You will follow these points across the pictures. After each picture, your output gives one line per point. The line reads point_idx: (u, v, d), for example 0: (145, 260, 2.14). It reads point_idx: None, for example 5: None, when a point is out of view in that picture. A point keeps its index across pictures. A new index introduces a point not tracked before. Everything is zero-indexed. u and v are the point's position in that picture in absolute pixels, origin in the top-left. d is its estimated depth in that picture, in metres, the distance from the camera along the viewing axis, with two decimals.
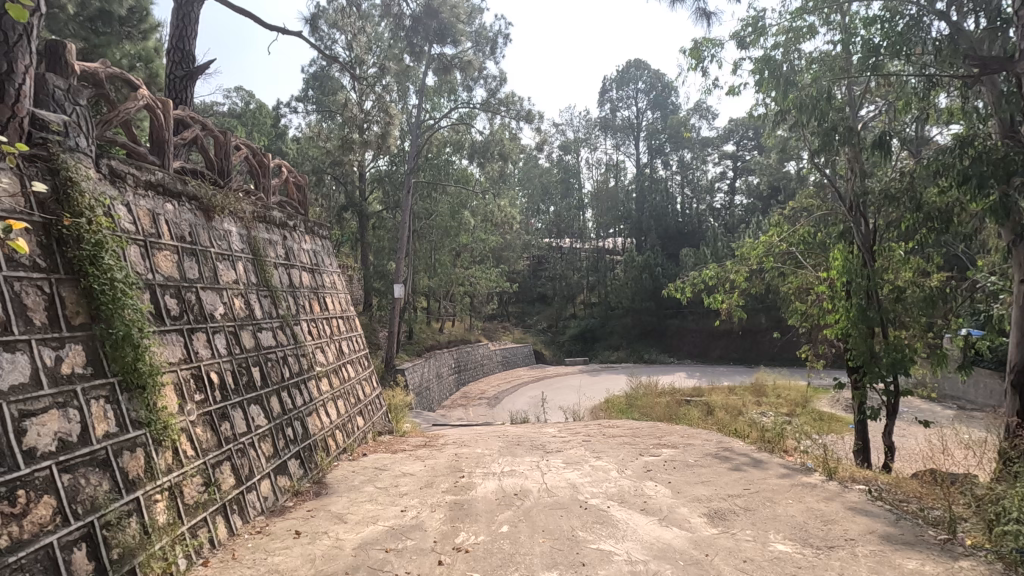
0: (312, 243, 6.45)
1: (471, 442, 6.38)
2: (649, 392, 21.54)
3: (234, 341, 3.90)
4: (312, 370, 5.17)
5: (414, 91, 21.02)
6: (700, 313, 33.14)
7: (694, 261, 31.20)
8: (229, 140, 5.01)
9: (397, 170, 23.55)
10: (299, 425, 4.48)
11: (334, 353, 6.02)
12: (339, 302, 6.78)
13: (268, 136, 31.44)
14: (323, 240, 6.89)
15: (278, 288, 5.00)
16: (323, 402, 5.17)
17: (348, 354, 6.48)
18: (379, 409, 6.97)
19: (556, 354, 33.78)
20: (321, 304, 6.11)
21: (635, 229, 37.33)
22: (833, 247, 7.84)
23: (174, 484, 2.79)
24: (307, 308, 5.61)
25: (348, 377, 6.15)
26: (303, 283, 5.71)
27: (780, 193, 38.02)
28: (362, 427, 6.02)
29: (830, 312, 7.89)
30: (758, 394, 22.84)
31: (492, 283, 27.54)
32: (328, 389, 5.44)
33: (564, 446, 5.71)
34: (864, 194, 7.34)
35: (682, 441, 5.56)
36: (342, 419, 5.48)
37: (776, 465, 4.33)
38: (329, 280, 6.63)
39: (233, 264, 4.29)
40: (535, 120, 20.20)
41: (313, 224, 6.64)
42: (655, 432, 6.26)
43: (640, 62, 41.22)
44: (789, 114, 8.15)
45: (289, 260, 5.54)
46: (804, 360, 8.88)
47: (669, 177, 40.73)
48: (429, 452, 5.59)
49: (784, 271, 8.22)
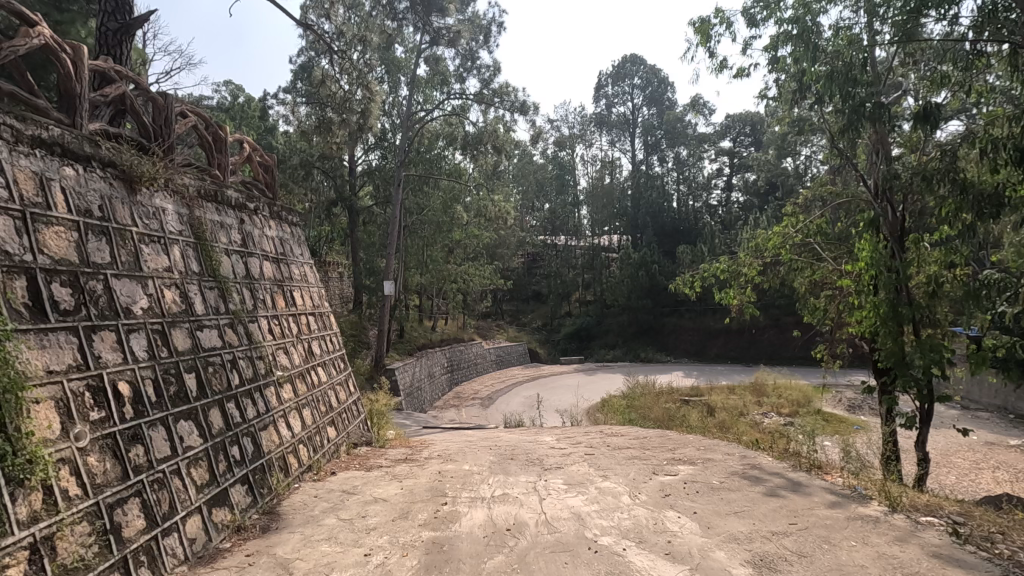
0: (279, 230, 5.70)
1: (458, 455, 5.64)
2: (647, 392, 20.94)
3: (159, 342, 3.16)
4: (270, 375, 4.43)
5: (405, 82, 20.29)
6: (697, 311, 32.56)
7: (692, 258, 30.65)
8: (171, 105, 4.25)
9: (388, 165, 22.80)
10: (249, 442, 3.74)
11: (302, 354, 5.28)
12: (311, 298, 6.05)
13: (257, 131, 30.51)
14: (292, 227, 6.12)
15: (228, 279, 4.25)
16: (284, 412, 4.43)
17: (320, 356, 5.75)
18: (357, 418, 6.21)
19: (550, 353, 33.05)
20: (287, 299, 5.35)
21: (631, 226, 36.81)
22: (857, 237, 7.19)
23: (40, 537, 2.06)
24: (267, 303, 4.85)
25: (319, 382, 5.43)
26: (264, 274, 4.99)
27: (778, 189, 37.51)
28: (334, 439, 5.29)
29: (853, 309, 7.24)
30: (758, 394, 22.27)
31: (485, 280, 26.81)
32: (292, 397, 4.69)
33: (565, 461, 4.98)
34: (894, 177, 6.68)
35: (701, 455, 4.84)
36: (308, 431, 4.74)
37: (821, 491, 3.60)
38: (298, 271, 5.89)
39: (165, 247, 3.54)
40: (530, 111, 19.48)
41: (280, 210, 5.87)
42: (666, 443, 5.54)
43: (635, 58, 40.78)
44: (808, 91, 7.47)
45: (247, 248, 4.79)
46: (820, 362, 8.24)
47: (666, 173, 40.14)
48: (408, 470, 4.84)
49: (802, 264, 7.59)
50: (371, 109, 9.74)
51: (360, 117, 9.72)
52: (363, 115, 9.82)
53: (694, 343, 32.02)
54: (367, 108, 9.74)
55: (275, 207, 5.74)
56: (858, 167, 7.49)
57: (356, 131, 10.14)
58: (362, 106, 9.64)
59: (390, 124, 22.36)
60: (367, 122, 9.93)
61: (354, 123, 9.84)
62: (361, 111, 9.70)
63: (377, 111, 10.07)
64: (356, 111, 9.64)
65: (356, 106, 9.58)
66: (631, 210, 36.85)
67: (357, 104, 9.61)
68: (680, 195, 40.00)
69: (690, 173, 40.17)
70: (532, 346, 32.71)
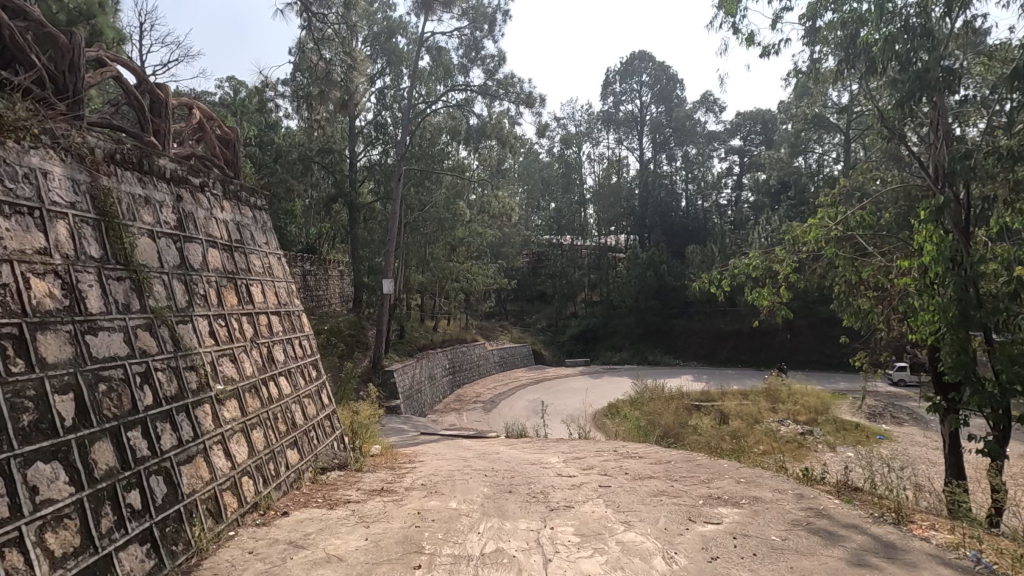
0: (235, 213, 4.77)
1: (447, 483, 4.70)
2: (656, 397, 20.03)
3: (16, 352, 2.27)
4: (208, 390, 3.53)
5: (407, 75, 19.42)
6: (707, 312, 31.58)
7: (701, 259, 29.86)
8: (78, 46, 3.35)
9: (389, 160, 21.93)
10: (160, 483, 2.83)
11: (258, 362, 4.36)
12: (276, 294, 5.15)
13: (257, 127, 29.75)
14: (253, 211, 5.20)
15: (148, 268, 3.33)
16: (223, 437, 3.51)
17: (285, 363, 4.86)
18: (329, 435, 5.29)
19: (555, 355, 32.13)
20: (240, 295, 4.43)
21: (637, 225, 36.49)
22: (912, 228, 6.23)
23: None
24: (209, 299, 3.93)
25: (279, 396, 4.52)
26: (210, 266, 4.09)
27: (791, 188, 36.42)
28: (295, 465, 4.37)
29: (908, 312, 6.28)
30: (772, 400, 21.29)
31: (488, 279, 25.91)
32: (239, 417, 3.79)
33: (576, 498, 4.02)
34: (961, 158, 5.73)
35: (745, 493, 3.88)
36: (258, 458, 3.82)
37: (928, 561, 2.67)
38: (260, 262, 5.00)
39: (41, 222, 2.63)
40: (536, 104, 18.54)
41: (238, 190, 4.95)
42: (699, 474, 4.56)
43: (644, 54, 39.73)
44: (855, 65, 6.56)
45: (185, 230, 3.89)
46: (859, 373, 7.29)
47: (674, 171, 39.12)
48: (381, 507, 3.89)
49: (848, 261, 6.60)
50: (354, 79, 7.93)
51: (344, 89, 7.92)
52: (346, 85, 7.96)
53: (704, 345, 31.05)
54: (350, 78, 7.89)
55: (236, 186, 4.86)
56: (914, 153, 6.58)
57: (340, 102, 8.42)
58: (343, 75, 7.77)
59: (390, 117, 21.50)
60: (352, 91, 8.14)
61: (336, 93, 8.02)
62: (343, 80, 7.82)
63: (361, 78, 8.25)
64: (338, 82, 7.79)
65: (339, 76, 7.74)
66: (640, 211, 36.24)
67: (338, 72, 7.72)
68: (689, 194, 38.99)
69: (699, 172, 39.13)
70: (537, 348, 31.78)
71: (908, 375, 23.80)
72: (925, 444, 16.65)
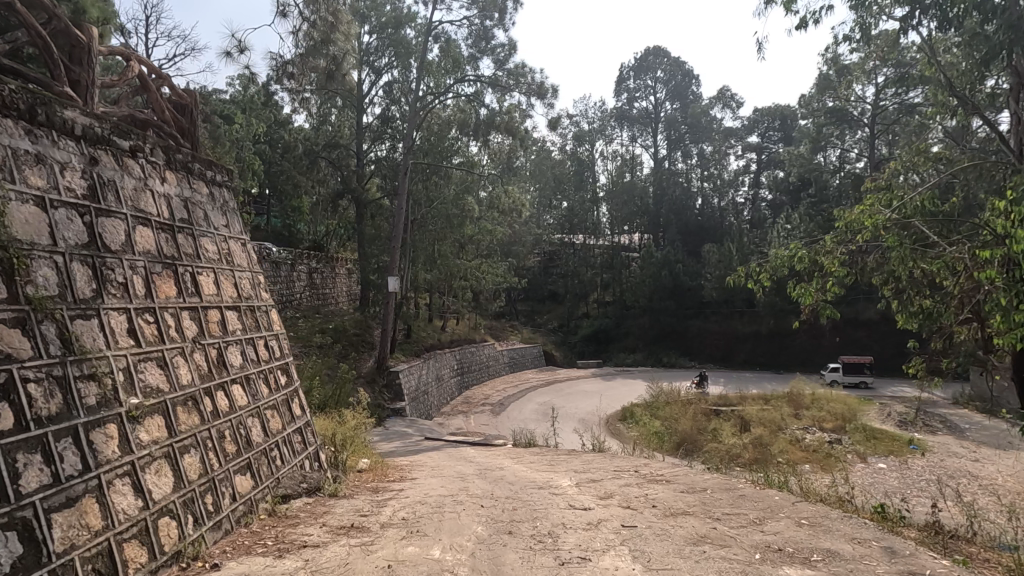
0: (182, 186, 3.96)
1: (435, 516, 3.84)
2: (674, 402, 19.17)
3: None
4: (117, 407, 2.71)
5: (414, 67, 18.59)
6: (723, 314, 30.56)
7: (718, 258, 29.02)
8: None
9: (396, 155, 21.14)
10: (10, 542, 2.01)
11: (200, 368, 3.53)
12: (235, 285, 4.34)
13: (267, 123, 29.17)
14: (211, 186, 4.39)
15: (28, 244, 2.50)
16: (134, 466, 2.69)
17: (242, 369, 4.04)
18: (298, 455, 4.45)
19: (566, 357, 31.18)
20: (180, 284, 3.60)
21: (651, 224, 36.31)
22: (995, 212, 5.23)
23: None
24: (131, 290, 3.11)
25: (229, 409, 3.69)
26: (136, 247, 3.27)
27: (812, 185, 35.22)
28: (247, 495, 3.56)
29: (986, 312, 5.29)
30: (796, 406, 20.24)
31: (496, 277, 25.16)
32: (164, 439, 2.96)
33: (592, 546, 3.13)
34: None
35: (814, 543, 3.01)
36: (187, 492, 2.99)
37: None
38: (214, 247, 4.18)
39: None
40: (548, 95, 17.62)
41: (189, 161, 4.14)
42: (745, 511, 3.67)
43: (659, 50, 38.60)
44: (924, 21, 5.65)
45: (100, 201, 3.07)
46: (916, 383, 6.32)
47: (688, 170, 37.98)
48: (342, 557, 3.04)
49: (911, 253, 5.63)
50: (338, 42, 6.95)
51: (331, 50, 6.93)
52: (329, 45, 6.98)
53: (720, 347, 30.03)
54: (333, 39, 6.88)
55: (184, 154, 4.05)
56: (990, 122, 5.71)
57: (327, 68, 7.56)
58: (326, 37, 6.77)
59: (398, 111, 20.67)
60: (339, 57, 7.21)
61: (321, 58, 7.13)
62: (325, 44, 6.81)
63: (346, 36, 7.23)
64: (323, 45, 6.81)
65: (321, 39, 6.73)
66: (653, 207, 36.26)
67: (320, 34, 6.69)
68: (705, 193, 37.96)
69: (714, 170, 38.14)
70: (548, 349, 30.86)
71: (839, 376, 23.60)
72: (963, 455, 15.52)
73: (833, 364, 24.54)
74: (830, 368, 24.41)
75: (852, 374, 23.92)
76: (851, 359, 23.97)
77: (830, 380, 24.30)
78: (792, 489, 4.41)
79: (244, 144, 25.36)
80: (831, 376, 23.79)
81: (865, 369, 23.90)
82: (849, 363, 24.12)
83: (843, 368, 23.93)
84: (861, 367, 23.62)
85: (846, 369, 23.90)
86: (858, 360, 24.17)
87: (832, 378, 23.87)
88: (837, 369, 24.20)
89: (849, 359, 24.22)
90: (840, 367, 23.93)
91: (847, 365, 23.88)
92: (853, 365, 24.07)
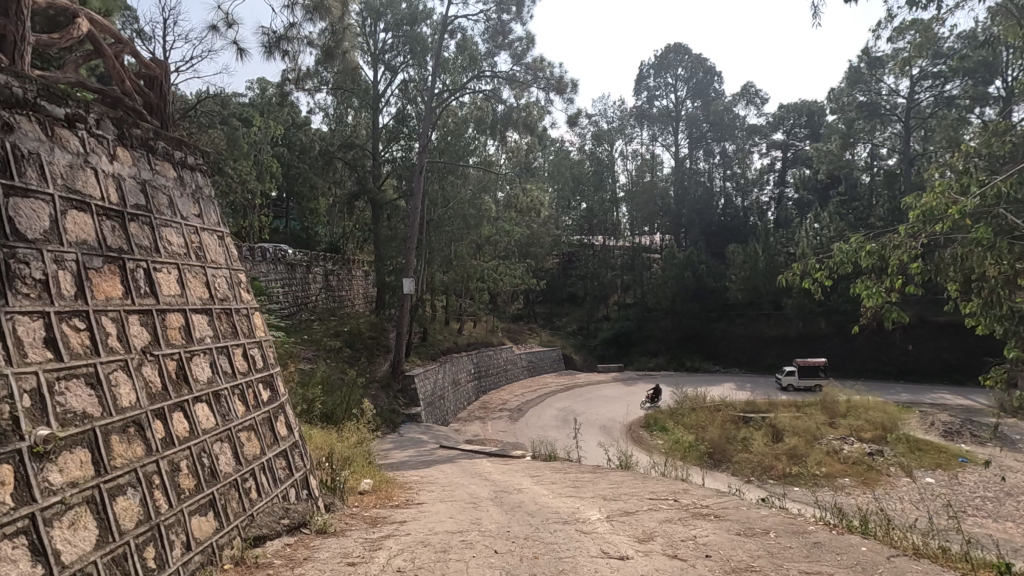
0: (139, 165, 3.33)
1: (437, 568, 3.16)
2: (701, 410, 18.26)
3: None
4: (15, 444, 2.06)
5: (430, 63, 18.02)
6: (749, 317, 29.40)
7: (744, 259, 28.01)
8: None
9: (412, 155, 20.54)
10: None
11: (150, 386, 2.88)
12: (205, 284, 3.70)
13: (284, 125, 28.91)
14: (180, 168, 3.77)
15: None
16: (37, 519, 2.05)
17: (211, 385, 3.39)
18: (280, 484, 3.80)
19: (586, 360, 30.36)
20: (126, 283, 2.95)
21: (672, 224, 35.34)
22: None
23: None
24: (58, 291, 2.49)
25: (188, 435, 3.04)
26: (64, 235, 2.63)
27: (842, 182, 33.84)
28: (210, 542, 2.91)
29: None
30: (832, 414, 19.12)
31: (514, 278, 24.45)
32: (88, 479, 2.31)
33: None
34: None
35: None
36: (117, 547, 2.33)
37: None
38: (179, 240, 3.55)
39: None
40: (568, 89, 16.86)
41: (150, 137, 3.50)
42: (830, 570, 2.91)
43: (679, 46, 37.54)
44: None
45: (13, 175, 2.43)
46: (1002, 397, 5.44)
47: (711, 169, 36.81)
48: None
49: (1002, 248, 4.75)
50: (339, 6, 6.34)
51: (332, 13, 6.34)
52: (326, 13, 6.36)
53: (746, 352, 28.92)
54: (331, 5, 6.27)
55: (144, 130, 3.43)
56: None
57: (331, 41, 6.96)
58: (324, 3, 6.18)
59: (413, 110, 20.09)
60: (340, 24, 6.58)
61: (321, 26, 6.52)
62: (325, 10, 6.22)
63: None
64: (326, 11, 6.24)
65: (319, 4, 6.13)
66: (675, 207, 35.28)
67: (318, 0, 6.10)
68: (728, 193, 36.78)
69: (738, 169, 36.99)
70: (568, 352, 30.07)
71: (794, 379, 23.11)
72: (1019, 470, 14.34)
73: (789, 368, 24.00)
74: (785, 371, 23.86)
75: (807, 377, 23.55)
76: (806, 362, 23.64)
77: (786, 385, 23.68)
78: (877, 534, 3.58)
79: (262, 147, 25.21)
80: (786, 379, 23.15)
81: (819, 373, 23.54)
82: (804, 366, 23.64)
83: (798, 371, 23.39)
84: (816, 370, 23.31)
85: (801, 371, 23.41)
86: (813, 363, 23.81)
87: (787, 382, 23.26)
88: (793, 373, 23.58)
89: (803, 362, 23.85)
90: (795, 369, 23.40)
91: (802, 367, 23.41)
92: (807, 368, 23.67)
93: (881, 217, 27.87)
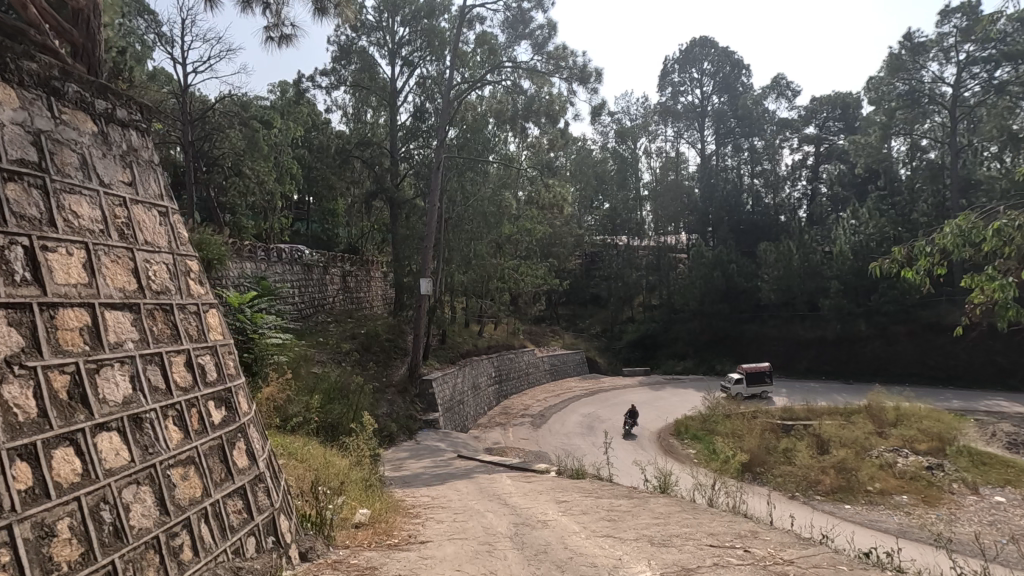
0: (28, 107, 2.45)
1: None
2: (737, 417, 16.99)
3: None
4: None
5: (447, 55, 17.13)
6: (784, 318, 27.88)
7: (777, 257, 26.63)
8: None
9: (431, 153, 19.73)
10: None
11: (13, 415, 1.99)
12: (133, 271, 2.83)
13: (304, 127, 28.46)
14: (101, 121, 2.89)
15: None
16: None
17: (129, 405, 2.50)
18: (226, 534, 2.86)
19: (611, 364, 29.20)
20: None
21: (699, 222, 33.99)
22: None
23: None
24: None
25: (80, 479, 2.15)
26: None
27: (884, 175, 31.89)
28: None
29: None
30: (880, 424, 17.61)
31: (534, 279, 23.41)
32: None
33: None
34: None
35: None
36: None
37: None
38: (94, 211, 2.68)
39: None
40: (593, 78, 15.81)
41: (51, 73, 2.61)
42: None
43: (705, 40, 36.16)
44: None
45: None
46: None
47: (739, 165, 35.11)
48: None
49: None
50: None
51: None
52: None
53: (780, 355, 27.46)
54: None
55: (44, 64, 2.55)
56: None
57: None
58: None
59: (433, 106, 19.24)
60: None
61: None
62: None
63: None
64: None
65: None
66: (702, 204, 33.90)
67: None
68: (757, 190, 35.14)
69: (767, 166, 35.31)
70: (592, 355, 29.00)
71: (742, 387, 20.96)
72: None
73: (734, 376, 21.86)
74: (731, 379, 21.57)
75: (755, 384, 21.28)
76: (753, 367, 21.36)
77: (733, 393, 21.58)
78: None
79: (283, 149, 24.78)
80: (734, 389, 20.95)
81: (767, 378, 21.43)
82: (750, 372, 21.50)
83: (746, 379, 21.21)
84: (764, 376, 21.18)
85: (748, 379, 21.28)
86: (758, 368, 21.68)
87: (733, 391, 21.17)
88: (739, 380, 21.45)
89: (749, 367, 21.57)
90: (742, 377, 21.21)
91: (749, 374, 21.25)
92: (754, 374, 21.50)
93: (925, 213, 26.11)
